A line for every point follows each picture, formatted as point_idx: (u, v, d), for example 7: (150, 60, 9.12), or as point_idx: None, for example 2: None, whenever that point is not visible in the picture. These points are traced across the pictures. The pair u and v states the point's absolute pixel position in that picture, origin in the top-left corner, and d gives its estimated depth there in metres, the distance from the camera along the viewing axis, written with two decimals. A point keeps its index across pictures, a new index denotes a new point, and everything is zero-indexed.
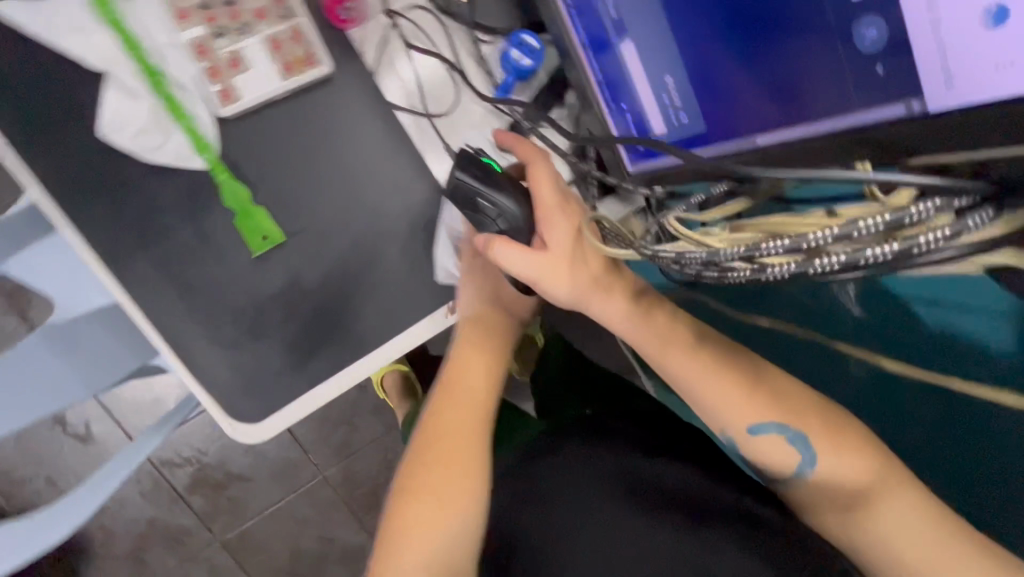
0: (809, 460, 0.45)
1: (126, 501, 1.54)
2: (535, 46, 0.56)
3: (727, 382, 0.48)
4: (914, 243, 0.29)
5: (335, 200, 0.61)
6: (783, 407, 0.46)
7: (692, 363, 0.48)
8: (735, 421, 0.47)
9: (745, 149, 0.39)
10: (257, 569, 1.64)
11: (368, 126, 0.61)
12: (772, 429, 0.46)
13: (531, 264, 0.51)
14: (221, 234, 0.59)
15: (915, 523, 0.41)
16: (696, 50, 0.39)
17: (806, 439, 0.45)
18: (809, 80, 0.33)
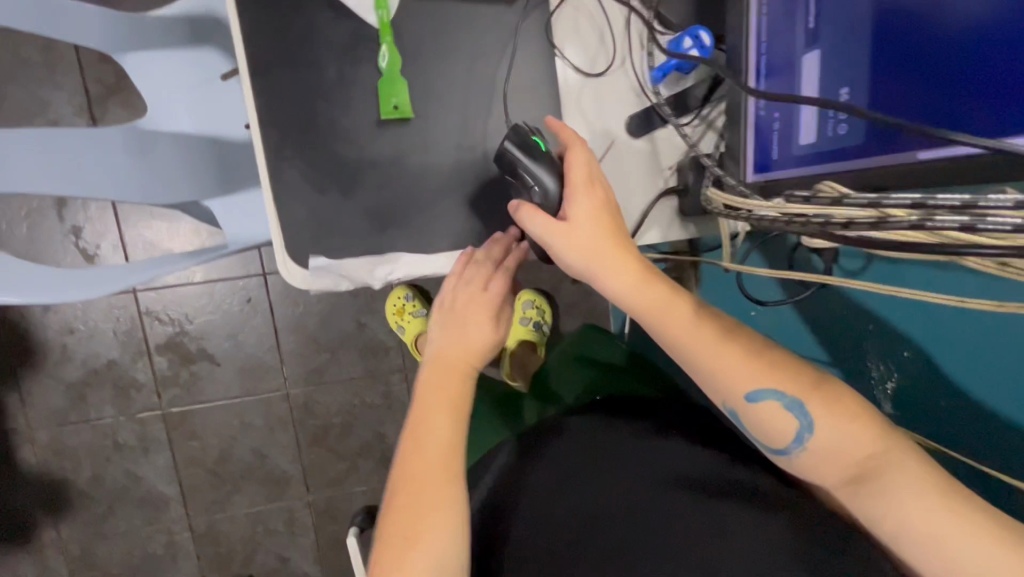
0: (805, 426, 0.52)
1: (96, 334, 1.52)
2: (706, 42, 0.58)
3: (728, 346, 0.54)
4: None
5: (468, 103, 0.64)
6: (778, 376, 0.53)
7: (700, 335, 0.54)
8: (734, 382, 0.53)
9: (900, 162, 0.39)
10: (184, 453, 1.60)
11: (526, 55, 0.65)
12: (769, 396, 0.52)
13: (551, 227, 0.57)
14: (362, 88, 0.62)
15: (909, 488, 0.47)
16: (884, 63, 0.40)
17: (802, 404, 0.52)
18: (989, 108, 0.34)
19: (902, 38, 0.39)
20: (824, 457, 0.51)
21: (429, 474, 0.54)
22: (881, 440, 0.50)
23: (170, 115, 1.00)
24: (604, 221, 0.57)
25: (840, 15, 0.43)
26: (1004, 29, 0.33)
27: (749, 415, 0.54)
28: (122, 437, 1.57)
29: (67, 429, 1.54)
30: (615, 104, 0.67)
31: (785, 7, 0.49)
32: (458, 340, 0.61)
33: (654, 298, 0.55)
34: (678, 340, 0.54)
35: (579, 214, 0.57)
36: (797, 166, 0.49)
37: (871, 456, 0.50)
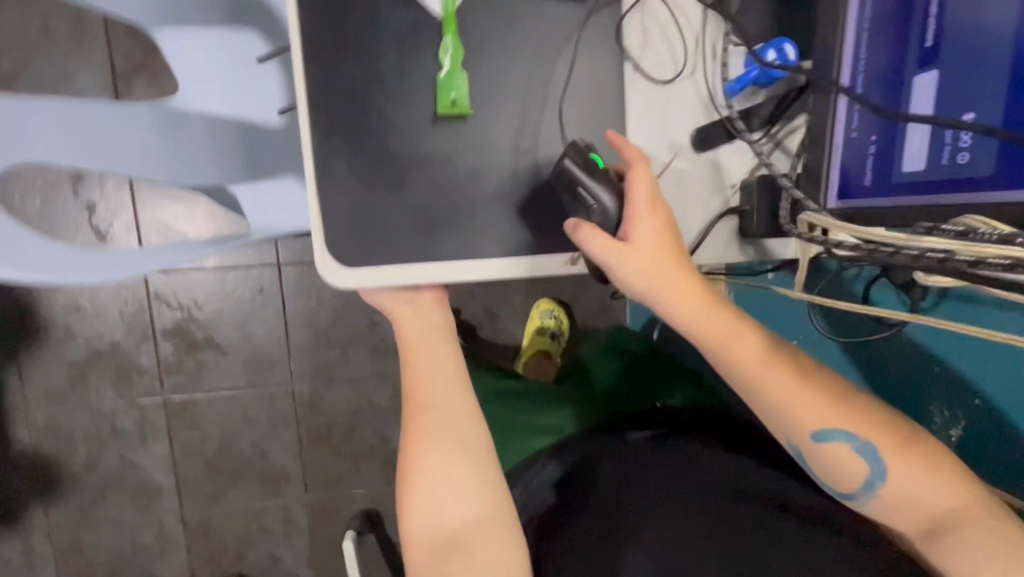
0: (878, 473, 0.50)
1: (102, 315, 1.48)
2: (793, 56, 0.55)
3: (797, 383, 0.51)
4: None
5: (528, 103, 0.61)
6: (849, 415, 0.51)
7: (773, 371, 0.51)
8: (804, 426, 0.51)
9: None
10: (182, 443, 1.55)
11: (593, 57, 0.62)
12: (839, 437, 0.51)
13: (612, 252, 0.53)
14: (419, 79, 0.59)
15: (994, 545, 0.46)
16: (1022, 91, 0.36)
17: (873, 449, 0.50)
18: None
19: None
20: (897, 505, 0.50)
21: (446, 431, 0.58)
22: (958, 488, 0.49)
23: (202, 95, 0.96)
24: (669, 249, 0.53)
25: (968, 32, 0.40)
26: None
27: (816, 454, 0.52)
28: (120, 422, 1.52)
29: (65, 410, 1.49)
30: (681, 114, 0.64)
31: (891, 24, 0.45)
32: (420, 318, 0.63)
33: (716, 328, 0.52)
34: (742, 372, 0.52)
35: (639, 240, 0.53)
36: (902, 197, 0.44)
37: (950, 510, 0.48)
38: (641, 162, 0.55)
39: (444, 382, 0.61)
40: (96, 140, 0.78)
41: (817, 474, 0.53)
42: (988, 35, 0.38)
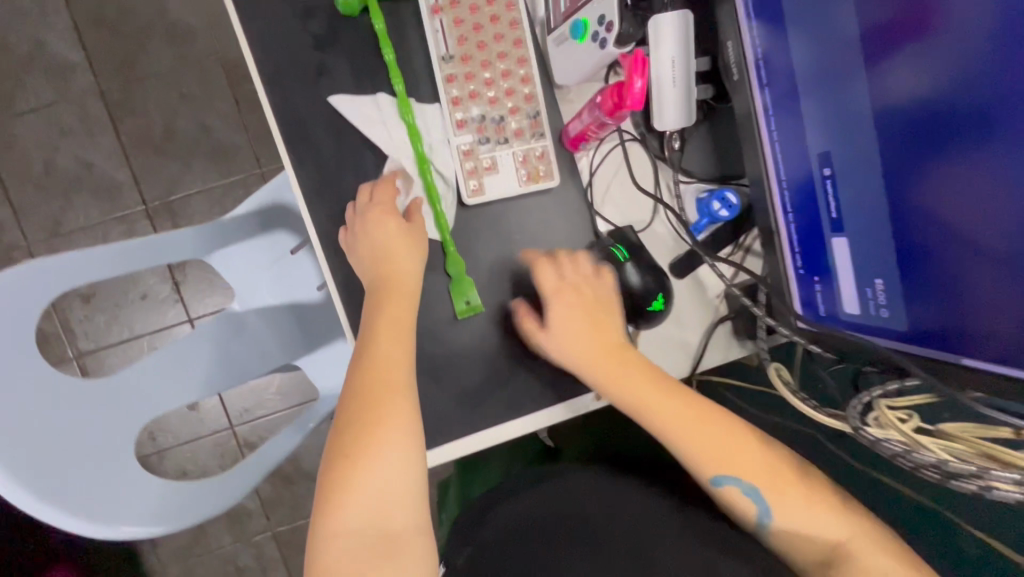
0: (765, 510, 0.58)
1: (206, 472, 1.67)
2: (734, 203, 0.65)
3: (712, 430, 0.60)
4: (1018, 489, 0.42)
5: (527, 282, 0.72)
6: (742, 463, 0.59)
7: (674, 411, 0.61)
8: (704, 468, 0.59)
9: (949, 360, 0.46)
10: (298, 567, 1.72)
11: (572, 229, 0.72)
12: (731, 481, 0.59)
13: (538, 338, 0.68)
14: (436, 293, 0.71)
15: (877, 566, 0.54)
16: (912, 271, 0.47)
17: (757, 489, 0.59)
18: (997, 325, 0.42)
19: (925, 254, 0.45)
20: (791, 534, 0.58)
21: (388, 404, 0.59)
22: (848, 517, 0.57)
23: (258, 293, 1.14)
24: (579, 324, 0.66)
25: (861, 207, 0.50)
26: (996, 261, 0.40)
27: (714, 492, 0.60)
28: (243, 560, 1.71)
29: (195, 561, 1.69)
30: (657, 252, 0.74)
31: (802, 195, 0.56)
32: (387, 270, 0.65)
33: (635, 381, 0.63)
34: (663, 423, 0.61)
35: (558, 314, 0.66)
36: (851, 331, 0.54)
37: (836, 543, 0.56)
38: (559, 256, 0.69)
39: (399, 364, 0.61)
40: (172, 373, 0.94)
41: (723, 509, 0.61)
42: (875, 215, 0.49)
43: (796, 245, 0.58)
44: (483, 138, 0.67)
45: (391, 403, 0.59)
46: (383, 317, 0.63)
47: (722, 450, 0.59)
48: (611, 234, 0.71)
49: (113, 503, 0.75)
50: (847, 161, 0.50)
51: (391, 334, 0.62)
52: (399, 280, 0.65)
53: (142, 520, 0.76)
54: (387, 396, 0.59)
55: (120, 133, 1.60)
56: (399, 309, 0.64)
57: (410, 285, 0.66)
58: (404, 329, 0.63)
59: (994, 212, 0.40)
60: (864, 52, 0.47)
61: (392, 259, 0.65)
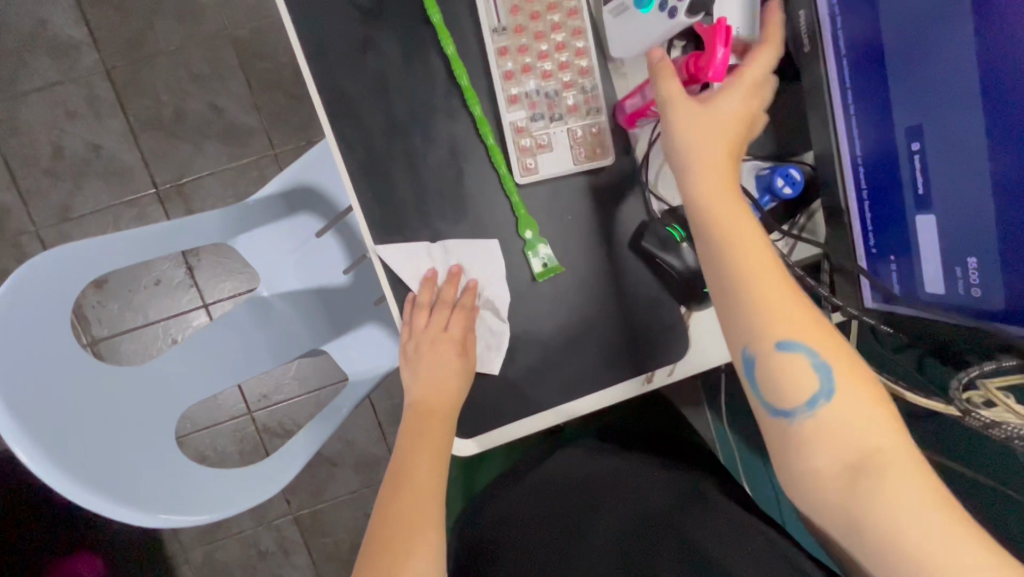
0: (825, 390, 0.51)
1: (227, 457, 1.68)
2: (796, 179, 0.64)
3: (780, 288, 0.54)
4: None
5: (578, 265, 0.71)
6: (814, 335, 0.52)
7: (762, 253, 0.54)
8: (775, 325, 0.53)
9: None
10: (319, 550, 1.73)
11: (623, 208, 0.70)
12: (800, 349, 0.52)
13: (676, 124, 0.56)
14: (484, 275, 0.69)
15: (914, 485, 0.47)
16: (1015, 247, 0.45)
17: (826, 369, 0.51)
18: None
19: None
20: (826, 436, 0.50)
21: (419, 511, 0.61)
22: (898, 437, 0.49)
23: (284, 278, 1.12)
24: (728, 140, 0.56)
25: (955, 184, 0.48)
26: None
27: (774, 358, 0.53)
28: (264, 544, 1.72)
29: (217, 545, 1.71)
30: None
31: (881, 171, 0.54)
32: (436, 391, 0.68)
33: (743, 220, 0.55)
34: (740, 258, 0.54)
35: (706, 122, 0.55)
36: (936, 312, 0.52)
37: (878, 451, 0.49)
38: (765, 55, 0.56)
39: (425, 471, 0.64)
40: (202, 355, 0.92)
41: (769, 389, 0.53)
42: (976, 190, 0.47)
43: (868, 224, 0.57)
44: (537, 114, 0.65)
45: (414, 509, 0.61)
46: (422, 441, 0.66)
47: (789, 316, 0.53)
48: (666, 213, 0.69)
49: (165, 494, 0.73)
50: (940, 136, 0.49)
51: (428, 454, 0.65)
52: (440, 405, 0.68)
53: (193, 509, 0.74)
54: (419, 528, 0.59)
55: (128, 114, 1.55)
56: (435, 434, 0.67)
57: (449, 410, 0.68)
58: (440, 448, 0.66)
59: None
60: (976, 9, 0.44)
61: (443, 383, 0.68)
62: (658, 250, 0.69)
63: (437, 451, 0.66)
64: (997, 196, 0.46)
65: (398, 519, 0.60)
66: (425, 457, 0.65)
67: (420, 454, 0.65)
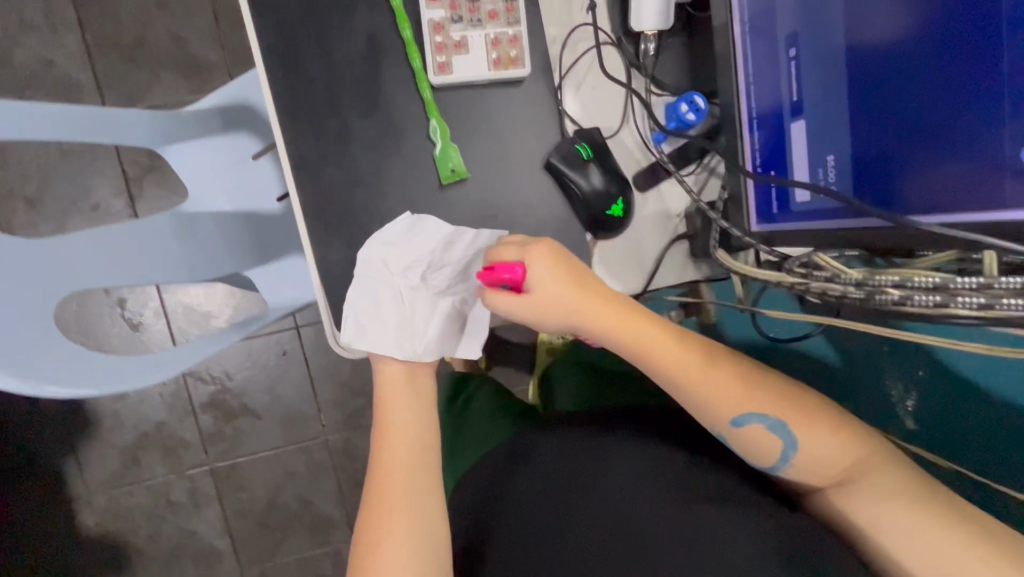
0: (791, 444, 0.57)
1: (144, 398, 1.61)
2: (702, 104, 0.65)
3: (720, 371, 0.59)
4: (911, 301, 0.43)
5: (486, 178, 0.71)
6: (762, 402, 0.58)
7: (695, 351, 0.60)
8: (719, 410, 0.59)
9: (888, 227, 0.46)
10: (232, 506, 1.67)
11: (537, 126, 0.71)
12: (754, 421, 0.58)
13: (528, 307, 0.63)
14: (391, 174, 0.69)
15: (890, 491, 0.55)
16: (867, 138, 0.48)
17: (786, 426, 0.57)
18: (940, 177, 0.43)
19: (883, 121, 0.47)
20: (806, 471, 0.58)
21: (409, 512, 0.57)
22: (856, 444, 0.57)
23: (212, 197, 1.09)
24: (571, 286, 0.63)
25: (821, 87, 0.52)
26: (950, 101, 0.42)
27: (737, 435, 0.59)
28: (174, 494, 1.65)
29: (123, 491, 1.63)
30: (622, 161, 0.73)
31: (767, 83, 0.57)
32: (410, 389, 0.65)
33: (646, 340, 0.61)
34: (674, 367, 0.59)
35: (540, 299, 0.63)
36: (799, 219, 0.55)
37: (851, 463, 0.56)
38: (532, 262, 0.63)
39: (415, 476, 0.59)
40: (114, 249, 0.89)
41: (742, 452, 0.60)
42: (837, 88, 0.50)
43: (755, 143, 0.60)
44: (456, 16, 0.66)
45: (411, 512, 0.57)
46: (399, 451, 0.60)
47: (730, 384, 0.59)
48: (577, 133, 0.70)
49: (39, 361, 0.70)
50: (812, 40, 0.52)
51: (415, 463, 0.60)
52: (405, 422, 0.62)
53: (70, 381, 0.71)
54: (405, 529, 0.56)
55: (86, 33, 1.51)
56: (407, 442, 0.62)
57: (423, 406, 0.64)
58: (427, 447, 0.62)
59: (944, 64, 0.42)
60: None
61: (419, 387, 0.65)
62: (566, 170, 0.69)
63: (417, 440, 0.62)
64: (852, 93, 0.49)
65: (378, 519, 0.56)
66: (406, 447, 0.61)
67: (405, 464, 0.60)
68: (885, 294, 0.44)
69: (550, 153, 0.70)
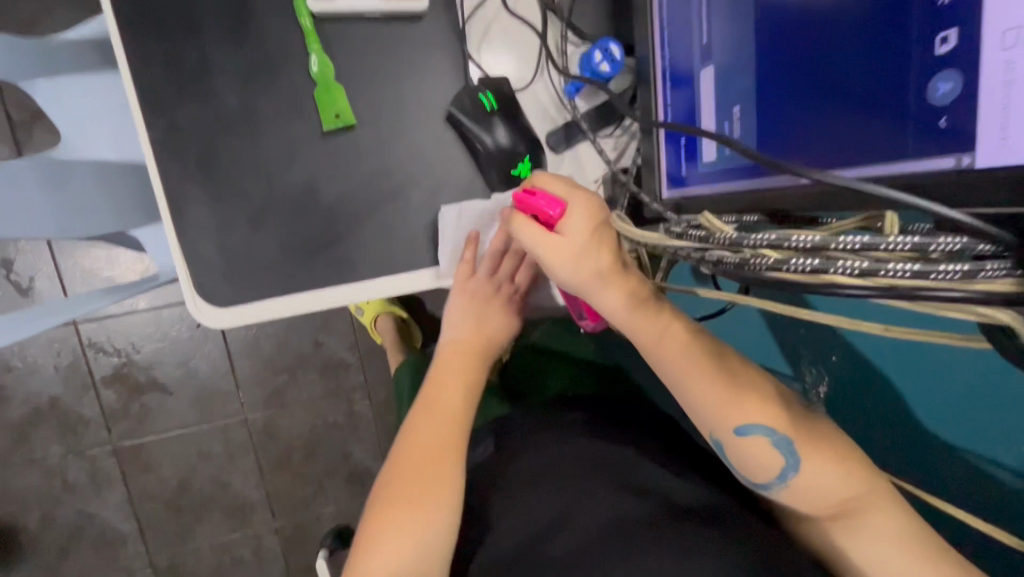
0: (791, 465, 0.46)
1: (36, 370, 1.46)
2: (617, 55, 0.57)
3: (717, 379, 0.48)
4: (785, 262, 0.34)
5: (378, 128, 0.62)
6: (765, 410, 0.47)
7: (695, 357, 0.50)
8: (722, 416, 0.47)
9: (788, 186, 0.40)
10: (139, 487, 1.55)
11: (438, 70, 0.62)
12: (758, 431, 0.47)
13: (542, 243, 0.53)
14: (264, 116, 0.60)
15: (887, 531, 0.45)
16: (773, 85, 0.42)
17: (790, 443, 0.46)
18: (847, 129, 0.37)
19: (790, 65, 0.40)
20: (799, 494, 0.47)
21: (404, 487, 0.52)
22: (866, 476, 0.46)
23: (89, 143, 0.95)
24: (601, 237, 0.54)
25: (731, 28, 0.45)
26: (859, 33, 0.35)
27: (731, 444, 0.48)
28: (72, 475, 1.51)
29: (12, 471, 1.48)
30: (534, 117, 0.65)
31: (679, 26, 0.50)
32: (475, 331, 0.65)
33: (650, 327, 0.52)
34: (668, 364, 0.50)
35: (564, 244, 0.53)
36: (703, 183, 0.49)
37: (853, 495, 0.46)
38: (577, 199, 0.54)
39: (430, 449, 0.54)
40: None
41: (736, 468, 0.49)
42: (745, 28, 0.43)
43: (669, 92, 0.53)
44: None
45: (409, 484, 0.52)
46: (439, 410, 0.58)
47: (726, 392, 0.48)
48: (482, 82, 0.62)
49: None
50: None
51: (441, 442, 0.55)
52: (478, 360, 0.64)
53: None
54: (400, 510, 0.50)
55: None
56: (450, 399, 0.59)
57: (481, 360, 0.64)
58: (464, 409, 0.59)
59: None
60: None
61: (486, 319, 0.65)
62: (468, 123, 0.61)
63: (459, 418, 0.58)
64: (759, 32, 0.42)
65: (382, 515, 0.50)
66: (445, 423, 0.56)
67: (422, 437, 0.55)
68: (757, 244, 0.36)
69: (451, 103, 0.62)
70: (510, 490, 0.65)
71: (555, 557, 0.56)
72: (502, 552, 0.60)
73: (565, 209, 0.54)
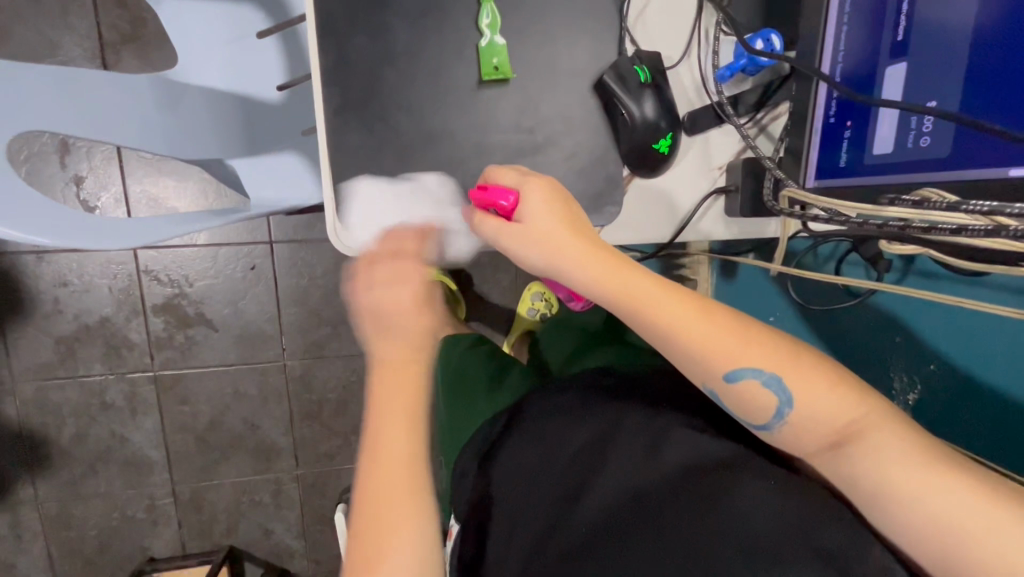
0: (786, 402, 0.48)
1: (90, 289, 1.48)
2: (778, 45, 0.59)
3: (715, 323, 0.50)
4: (1002, 229, 0.38)
5: (529, 84, 0.64)
6: (753, 353, 0.49)
7: (692, 309, 0.50)
8: (715, 364, 0.50)
9: (994, 177, 0.41)
10: (172, 418, 1.58)
11: (594, 37, 0.65)
12: (748, 375, 0.49)
13: (509, 235, 0.53)
14: (428, 58, 0.62)
15: (898, 451, 0.45)
16: (982, 79, 0.42)
17: (780, 380, 0.49)
18: None
19: (1005, 57, 0.40)
20: (803, 434, 0.49)
21: (378, 536, 0.51)
22: (860, 403, 0.47)
23: (202, 68, 0.97)
24: (564, 214, 0.53)
25: (937, 23, 0.45)
26: None
27: (730, 395, 0.51)
28: (109, 396, 1.54)
29: (53, 384, 1.51)
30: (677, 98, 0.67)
31: (865, 23, 0.52)
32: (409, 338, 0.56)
33: (640, 292, 0.50)
34: (669, 326, 0.50)
35: (525, 230, 0.52)
36: (872, 174, 0.51)
37: (849, 420, 0.47)
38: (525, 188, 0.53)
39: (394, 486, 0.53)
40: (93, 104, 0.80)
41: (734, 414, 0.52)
42: (954, 24, 0.44)
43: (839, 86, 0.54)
44: None
45: (380, 531, 0.52)
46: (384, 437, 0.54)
47: (720, 335, 0.50)
48: (636, 54, 0.64)
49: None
50: None
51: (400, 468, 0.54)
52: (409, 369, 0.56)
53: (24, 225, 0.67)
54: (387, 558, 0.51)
55: None
56: (396, 434, 0.54)
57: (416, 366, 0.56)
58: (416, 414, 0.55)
59: None
60: None
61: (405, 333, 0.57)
62: (620, 91, 0.63)
63: (413, 459, 0.54)
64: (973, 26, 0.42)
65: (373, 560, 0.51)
66: (400, 474, 0.53)
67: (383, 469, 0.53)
68: (975, 209, 0.39)
69: (603, 71, 0.64)
70: (512, 464, 0.65)
71: (575, 528, 0.56)
72: (530, 526, 0.59)
73: (518, 197, 0.53)
